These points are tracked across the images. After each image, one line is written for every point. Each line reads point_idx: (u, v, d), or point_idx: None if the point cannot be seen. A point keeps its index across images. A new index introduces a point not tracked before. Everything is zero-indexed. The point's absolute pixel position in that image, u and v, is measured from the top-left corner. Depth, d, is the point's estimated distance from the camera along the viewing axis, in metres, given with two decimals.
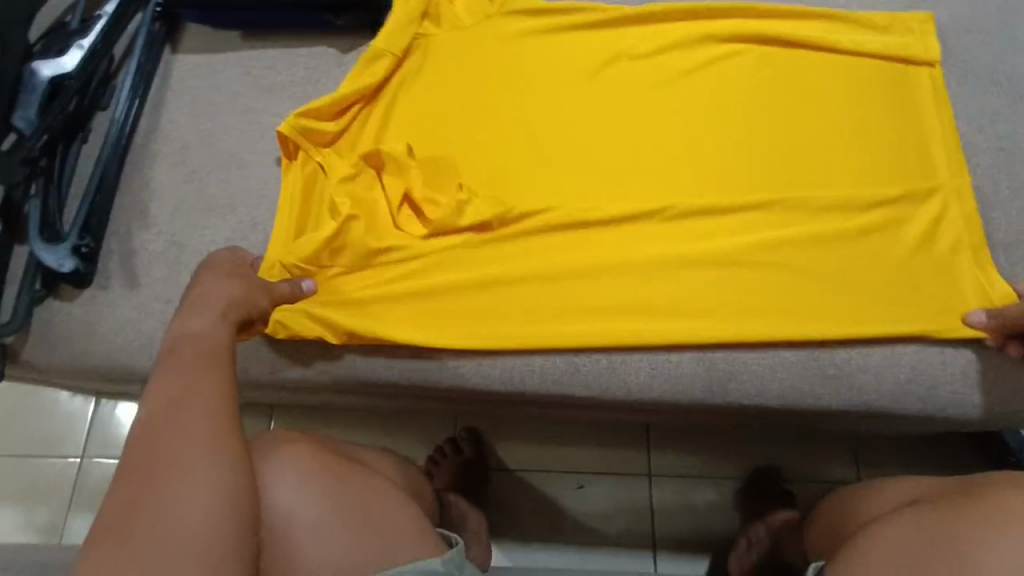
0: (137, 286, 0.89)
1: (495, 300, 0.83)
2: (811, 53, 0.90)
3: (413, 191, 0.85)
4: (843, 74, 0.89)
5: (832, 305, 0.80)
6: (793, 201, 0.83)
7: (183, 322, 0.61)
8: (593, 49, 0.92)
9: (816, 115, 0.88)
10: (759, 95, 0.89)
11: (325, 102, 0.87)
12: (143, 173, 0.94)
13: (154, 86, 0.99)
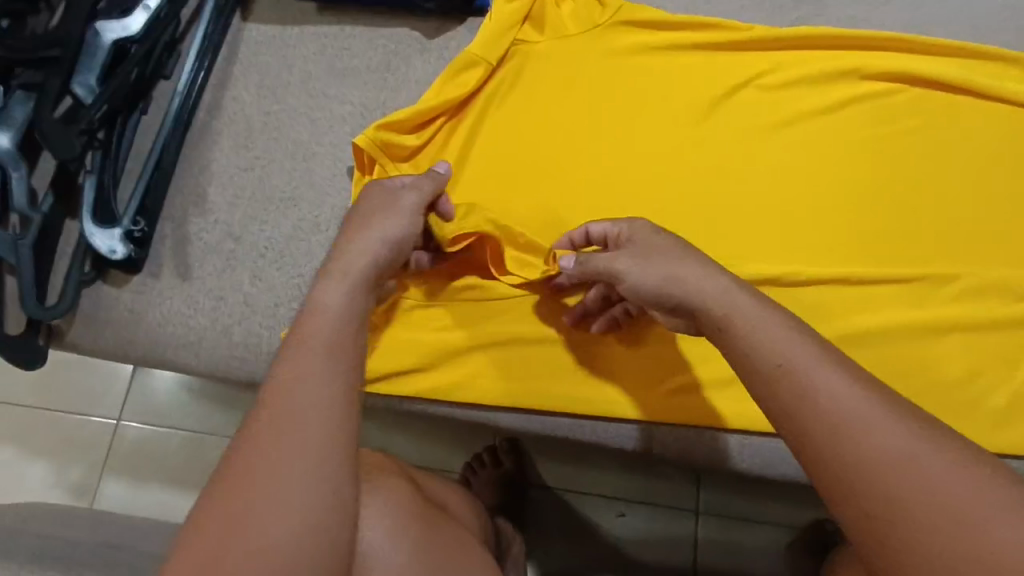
0: (189, 278, 0.83)
1: (572, 364, 0.76)
2: (968, 106, 0.79)
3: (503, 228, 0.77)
4: (1003, 135, 0.78)
5: (969, 399, 0.71)
6: (934, 279, 0.74)
7: (320, 292, 0.53)
8: (711, 72, 0.83)
9: (959, 173, 0.78)
10: (903, 150, 0.79)
11: (406, 115, 0.80)
12: (204, 154, 0.87)
13: (221, 55, 0.91)
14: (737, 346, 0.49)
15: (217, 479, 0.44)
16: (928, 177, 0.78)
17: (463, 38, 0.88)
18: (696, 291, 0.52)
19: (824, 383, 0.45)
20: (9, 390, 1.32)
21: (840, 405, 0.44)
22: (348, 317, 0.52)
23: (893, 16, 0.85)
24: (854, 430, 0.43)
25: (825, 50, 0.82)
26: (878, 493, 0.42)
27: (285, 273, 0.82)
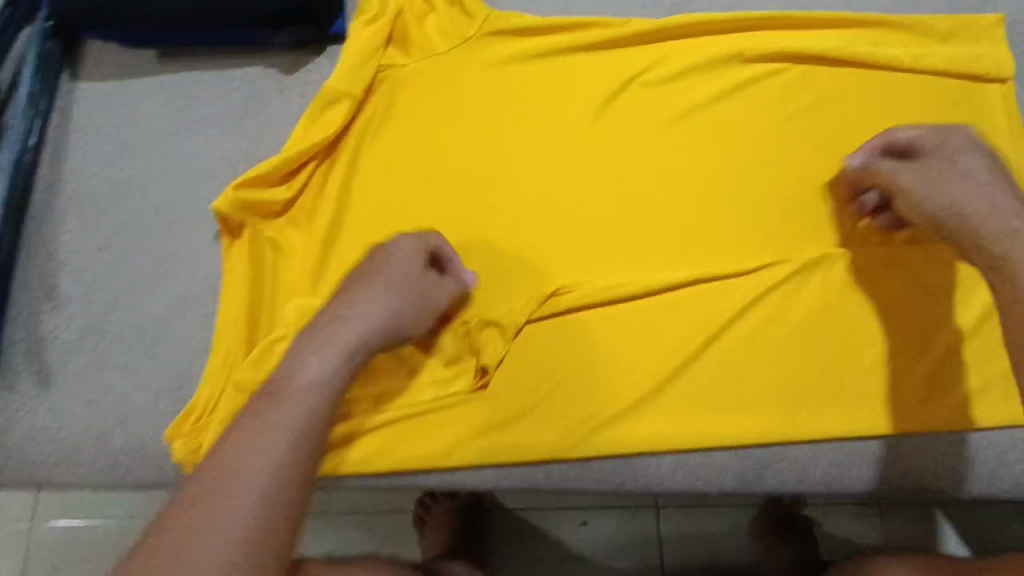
0: (49, 385, 0.73)
1: (483, 412, 0.71)
2: (854, 76, 0.77)
3: None
4: (891, 102, 0.77)
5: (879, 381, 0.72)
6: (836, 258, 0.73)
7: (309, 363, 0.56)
8: (594, 76, 0.78)
9: (853, 149, 0.76)
10: (796, 130, 0.76)
11: (270, 166, 0.72)
12: (47, 239, 0.76)
13: (54, 124, 0.80)
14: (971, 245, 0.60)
15: (181, 496, 0.50)
16: (824, 157, 0.76)
17: (325, 70, 0.80)
18: (1000, 224, 0.59)
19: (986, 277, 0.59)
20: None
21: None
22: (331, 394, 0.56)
23: None
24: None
25: (705, 36, 0.78)
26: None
27: (161, 362, 0.73)
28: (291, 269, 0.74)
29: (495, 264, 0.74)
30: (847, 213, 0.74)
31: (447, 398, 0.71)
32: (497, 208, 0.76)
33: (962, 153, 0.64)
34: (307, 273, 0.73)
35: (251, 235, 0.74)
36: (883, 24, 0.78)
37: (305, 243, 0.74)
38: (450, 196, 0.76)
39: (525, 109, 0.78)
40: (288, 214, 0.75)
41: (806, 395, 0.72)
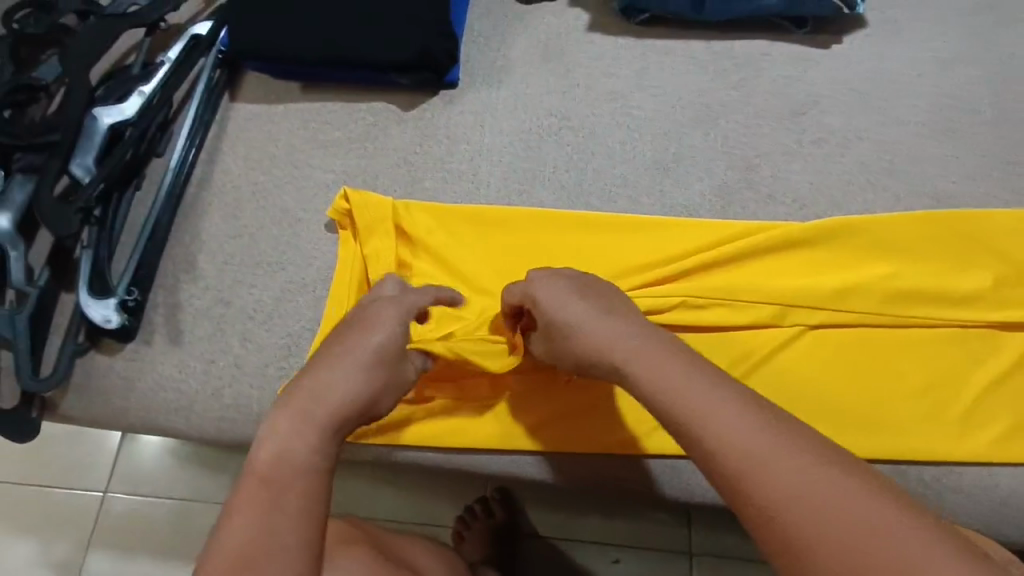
0: (180, 343, 0.86)
1: (553, 406, 0.79)
2: (905, 141, 0.85)
3: (468, 283, 0.82)
4: (942, 167, 0.84)
5: (936, 422, 0.73)
6: (886, 298, 0.77)
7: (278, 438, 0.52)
8: (662, 128, 0.90)
9: (908, 203, 0.83)
10: (854, 182, 0.84)
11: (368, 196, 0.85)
12: (195, 224, 0.91)
13: (211, 134, 0.97)
14: None
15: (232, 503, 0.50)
16: (876, 218, 0.80)
17: (437, 108, 0.94)
18: None
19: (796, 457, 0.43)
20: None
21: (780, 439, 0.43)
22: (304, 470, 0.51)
23: (827, 75, 0.89)
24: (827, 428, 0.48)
25: (766, 107, 0.89)
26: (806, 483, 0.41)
27: (274, 334, 0.85)
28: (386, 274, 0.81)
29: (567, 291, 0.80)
30: (901, 270, 0.78)
31: (521, 391, 0.79)
32: (570, 235, 0.84)
33: (569, 297, 0.60)
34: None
35: (352, 240, 0.86)
36: (930, 111, 0.86)
37: (402, 250, 0.84)
38: (534, 217, 0.85)
39: (606, 147, 0.90)
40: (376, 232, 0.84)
41: (855, 425, 0.73)
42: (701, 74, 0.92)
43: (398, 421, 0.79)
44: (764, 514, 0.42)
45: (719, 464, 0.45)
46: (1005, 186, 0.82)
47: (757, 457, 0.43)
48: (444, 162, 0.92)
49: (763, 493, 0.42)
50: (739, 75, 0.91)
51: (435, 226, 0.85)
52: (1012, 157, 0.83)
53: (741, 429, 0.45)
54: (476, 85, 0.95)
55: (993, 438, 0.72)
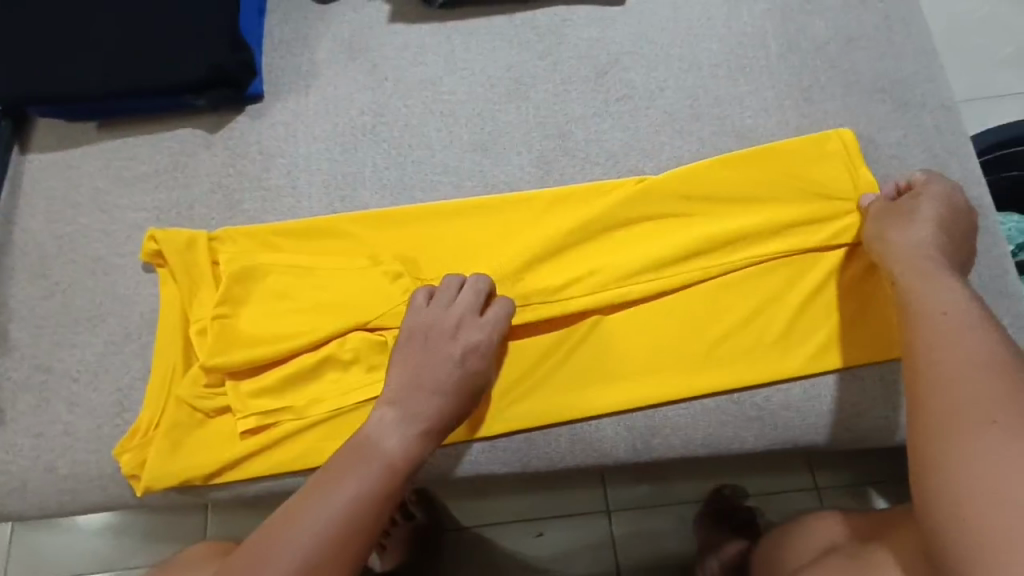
0: (1, 421, 0.80)
1: None
2: (704, 85, 0.88)
3: (299, 302, 0.80)
4: (741, 104, 0.86)
5: (758, 352, 0.77)
6: (700, 243, 0.79)
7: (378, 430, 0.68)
8: (475, 110, 0.89)
9: (715, 144, 0.85)
10: (662, 132, 0.86)
11: (183, 233, 0.82)
12: (0, 291, 0.85)
13: (5, 191, 0.90)
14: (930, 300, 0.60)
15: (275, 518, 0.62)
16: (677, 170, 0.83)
17: (245, 126, 0.90)
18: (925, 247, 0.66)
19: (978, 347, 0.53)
20: None
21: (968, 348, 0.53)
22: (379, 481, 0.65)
23: (626, 32, 0.91)
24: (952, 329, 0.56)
25: (571, 72, 0.90)
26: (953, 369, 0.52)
27: (104, 392, 0.80)
28: (209, 317, 0.79)
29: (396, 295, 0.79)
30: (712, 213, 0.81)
31: (369, 400, 0.77)
32: (397, 235, 0.84)
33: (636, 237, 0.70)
34: (212, 341, 0.77)
35: (172, 278, 0.82)
36: (725, 51, 0.89)
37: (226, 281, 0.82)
38: (361, 224, 0.84)
39: (423, 138, 0.89)
40: (196, 267, 0.81)
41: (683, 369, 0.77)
42: (507, 50, 0.92)
43: (245, 457, 0.76)
44: (941, 417, 0.50)
45: (931, 371, 0.54)
46: (798, 113, 0.86)
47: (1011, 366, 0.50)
48: (261, 179, 0.88)
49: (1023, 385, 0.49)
50: (544, 45, 0.91)
51: (259, 251, 0.83)
52: (802, 84, 0.87)
53: (977, 347, 0.53)
54: (284, 95, 0.92)
55: (810, 353, 0.76)
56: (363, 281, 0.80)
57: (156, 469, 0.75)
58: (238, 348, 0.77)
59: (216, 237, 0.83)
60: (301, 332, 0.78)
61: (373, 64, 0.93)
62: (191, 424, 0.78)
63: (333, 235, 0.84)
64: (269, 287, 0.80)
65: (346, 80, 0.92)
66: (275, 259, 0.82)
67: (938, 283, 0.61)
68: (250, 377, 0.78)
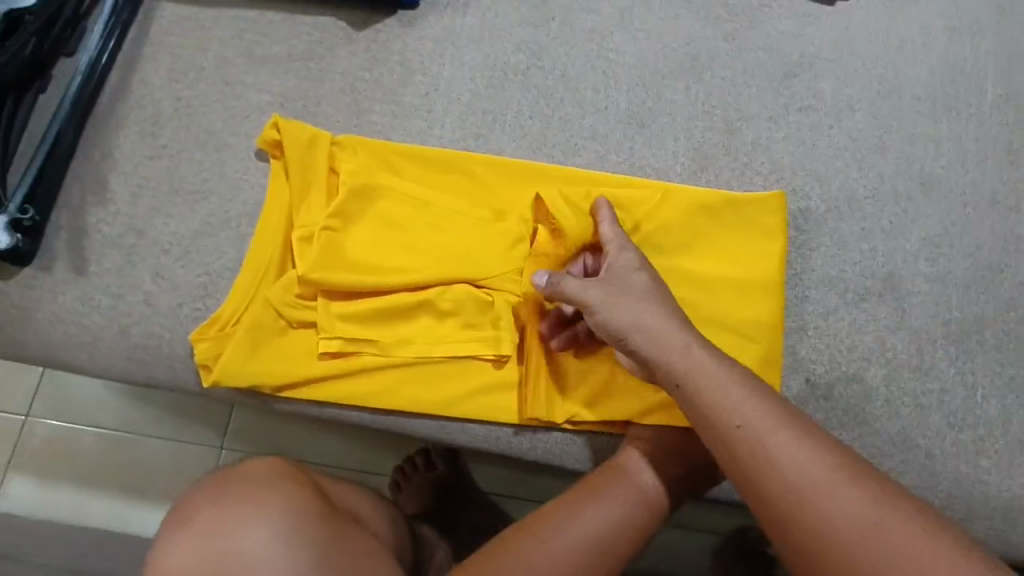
0: (84, 273, 0.77)
1: (487, 374, 0.73)
2: (899, 118, 0.78)
3: (412, 235, 0.74)
4: (934, 152, 0.77)
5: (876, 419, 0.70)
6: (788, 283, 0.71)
7: (574, 518, 0.60)
8: (641, 78, 0.81)
9: (894, 186, 0.76)
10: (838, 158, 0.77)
11: (308, 129, 0.76)
12: (107, 140, 0.80)
13: (131, 35, 0.84)
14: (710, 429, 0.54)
15: None
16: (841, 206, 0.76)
17: (391, 31, 0.83)
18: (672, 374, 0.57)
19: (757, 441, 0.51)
20: None
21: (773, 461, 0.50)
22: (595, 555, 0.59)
23: (827, 37, 0.81)
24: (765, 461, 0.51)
25: (755, 63, 0.80)
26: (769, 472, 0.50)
27: (192, 272, 0.77)
28: (318, 226, 0.74)
29: (516, 258, 0.73)
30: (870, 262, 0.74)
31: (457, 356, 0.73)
32: (526, 191, 0.77)
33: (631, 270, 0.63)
34: (316, 252, 0.72)
35: (285, 174, 0.77)
36: (931, 85, 0.79)
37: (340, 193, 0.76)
38: (493, 169, 0.77)
39: (577, 94, 0.80)
40: (313, 168, 0.76)
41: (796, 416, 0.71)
42: (691, 22, 0.82)
43: (318, 378, 0.73)
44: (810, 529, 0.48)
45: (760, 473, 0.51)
46: (996, 176, 0.76)
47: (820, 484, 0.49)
48: (396, 93, 0.81)
49: (779, 497, 0.49)
50: (733, 25, 0.82)
51: (382, 169, 0.77)
52: (1008, 144, 0.77)
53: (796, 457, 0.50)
54: (440, 7, 0.84)
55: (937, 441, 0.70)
56: (485, 233, 0.74)
57: (230, 367, 0.72)
58: (340, 267, 0.72)
59: (340, 143, 0.77)
60: (411, 270, 0.73)
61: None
62: (272, 329, 0.74)
63: (462, 174, 0.77)
64: (384, 211, 0.75)
65: (509, 7, 0.83)
66: (397, 182, 0.76)
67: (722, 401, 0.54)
68: (343, 298, 0.74)
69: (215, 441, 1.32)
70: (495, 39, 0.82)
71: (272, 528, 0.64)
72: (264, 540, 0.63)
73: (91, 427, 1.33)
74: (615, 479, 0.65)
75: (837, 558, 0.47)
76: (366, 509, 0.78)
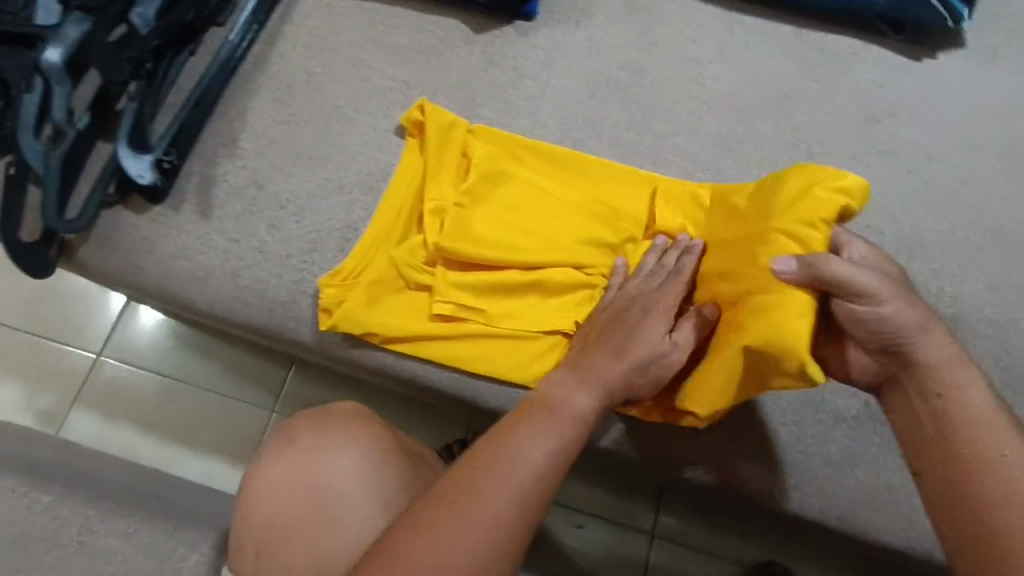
0: (208, 217, 0.85)
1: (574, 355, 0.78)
2: (976, 172, 0.82)
3: (530, 220, 0.81)
4: (1009, 206, 0.81)
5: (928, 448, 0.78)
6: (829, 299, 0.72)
7: (557, 390, 0.63)
8: (732, 105, 0.87)
9: (965, 234, 0.80)
10: (914, 202, 0.81)
11: (449, 116, 0.85)
12: (243, 102, 0.89)
13: (274, 13, 0.93)
14: (948, 408, 0.57)
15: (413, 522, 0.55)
16: (913, 245, 0.80)
17: (508, 37, 0.91)
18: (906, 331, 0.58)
19: (977, 411, 0.56)
20: (10, 311, 1.43)
21: (973, 416, 0.56)
22: (579, 421, 0.62)
23: (913, 89, 0.86)
24: (989, 443, 0.55)
25: (843, 106, 0.86)
26: (997, 464, 0.54)
27: (304, 228, 0.84)
28: (448, 201, 0.81)
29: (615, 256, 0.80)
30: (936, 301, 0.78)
31: (553, 335, 0.78)
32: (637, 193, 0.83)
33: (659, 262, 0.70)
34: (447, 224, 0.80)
35: (422, 151, 0.85)
36: (1010, 145, 0.83)
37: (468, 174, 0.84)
38: (611, 169, 0.83)
39: (672, 113, 0.87)
40: (448, 149, 0.84)
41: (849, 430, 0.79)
42: (785, 60, 0.88)
43: (425, 336, 0.79)
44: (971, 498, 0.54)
45: (952, 420, 0.57)
46: None
47: (984, 431, 0.55)
48: (506, 93, 0.89)
49: (1003, 497, 0.53)
50: (824, 69, 0.88)
51: (510, 158, 0.84)
52: None
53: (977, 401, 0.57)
54: (555, 22, 0.91)
55: None
56: (594, 229, 0.80)
57: (340, 315, 0.79)
58: (462, 239, 0.79)
59: (473, 130, 0.85)
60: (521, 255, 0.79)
61: (649, 25, 0.91)
62: (389, 284, 0.81)
63: (577, 173, 0.84)
64: (504, 195, 0.82)
65: (618, 31, 0.91)
66: (521, 171, 0.83)
67: (973, 389, 0.57)
68: (459, 268, 0.81)
69: (267, 403, 1.38)
70: (603, 56, 0.90)
71: (362, 449, 0.71)
72: (350, 468, 0.70)
73: (154, 373, 1.41)
74: (550, 412, 0.61)
75: (1010, 472, 0.54)
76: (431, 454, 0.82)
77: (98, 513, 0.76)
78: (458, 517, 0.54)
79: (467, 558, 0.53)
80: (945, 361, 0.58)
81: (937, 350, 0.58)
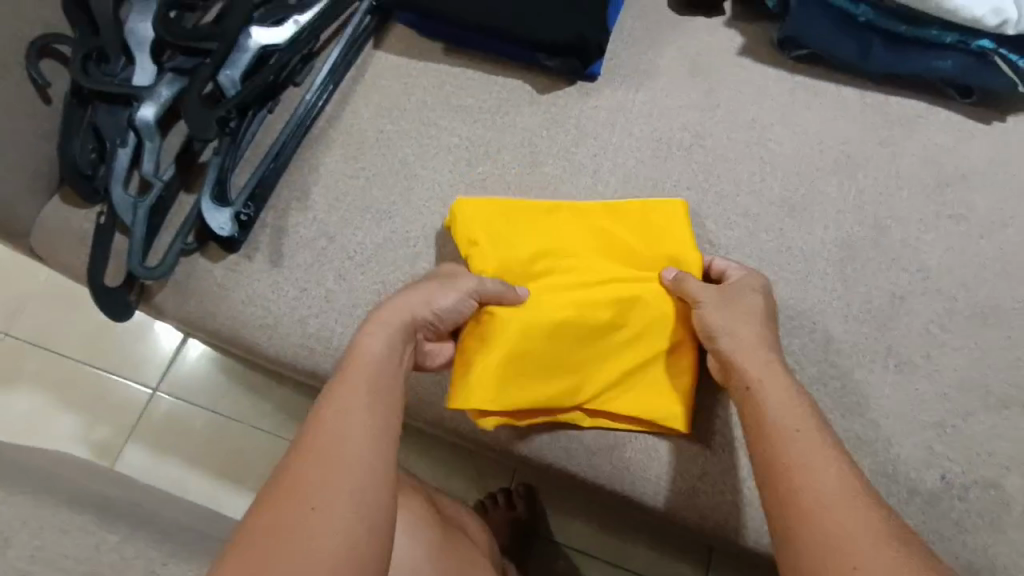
0: (278, 267, 0.88)
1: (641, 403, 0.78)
2: None
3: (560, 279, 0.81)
4: None
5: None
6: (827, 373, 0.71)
7: (374, 338, 0.64)
8: (793, 166, 0.87)
9: None
10: (987, 267, 0.79)
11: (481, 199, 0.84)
12: (316, 157, 0.94)
13: (350, 75, 0.99)
14: (784, 445, 0.54)
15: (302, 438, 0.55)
16: (989, 312, 0.77)
17: (571, 98, 0.94)
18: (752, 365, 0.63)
19: (826, 484, 0.51)
20: (77, 345, 1.49)
21: (833, 495, 0.50)
22: (384, 361, 0.62)
23: (982, 153, 0.85)
24: (802, 477, 0.52)
25: (909, 169, 0.85)
26: (808, 499, 0.50)
27: (369, 279, 0.87)
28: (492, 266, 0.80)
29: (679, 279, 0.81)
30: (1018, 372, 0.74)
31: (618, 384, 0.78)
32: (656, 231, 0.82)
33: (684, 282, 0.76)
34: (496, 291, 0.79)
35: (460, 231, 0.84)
36: None
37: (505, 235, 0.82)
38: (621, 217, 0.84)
39: (733, 174, 0.87)
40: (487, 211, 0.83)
41: (926, 502, 0.70)
42: (847, 124, 0.89)
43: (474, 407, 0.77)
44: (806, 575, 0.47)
45: (786, 449, 0.54)
46: None
47: (825, 500, 0.50)
48: (568, 152, 0.91)
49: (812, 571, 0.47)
50: (889, 132, 0.87)
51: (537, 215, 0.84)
52: None
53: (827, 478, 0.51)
54: (617, 84, 0.94)
55: None
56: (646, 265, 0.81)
57: None
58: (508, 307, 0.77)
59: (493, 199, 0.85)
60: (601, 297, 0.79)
61: (710, 88, 0.93)
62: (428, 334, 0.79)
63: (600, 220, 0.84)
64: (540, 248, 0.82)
65: (679, 94, 0.93)
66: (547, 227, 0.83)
67: (823, 468, 0.52)
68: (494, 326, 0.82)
69: None
70: (664, 117, 0.92)
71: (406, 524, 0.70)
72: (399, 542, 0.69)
73: (206, 410, 1.44)
74: (359, 362, 0.62)
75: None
76: (471, 523, 0.83)
77: (161, 555, 0.78)
78: (331, 480, 0.51)
79: (350, 491, 0.51)
80: (759, 365, 0.63)
81: (748, 353, 0.65)
